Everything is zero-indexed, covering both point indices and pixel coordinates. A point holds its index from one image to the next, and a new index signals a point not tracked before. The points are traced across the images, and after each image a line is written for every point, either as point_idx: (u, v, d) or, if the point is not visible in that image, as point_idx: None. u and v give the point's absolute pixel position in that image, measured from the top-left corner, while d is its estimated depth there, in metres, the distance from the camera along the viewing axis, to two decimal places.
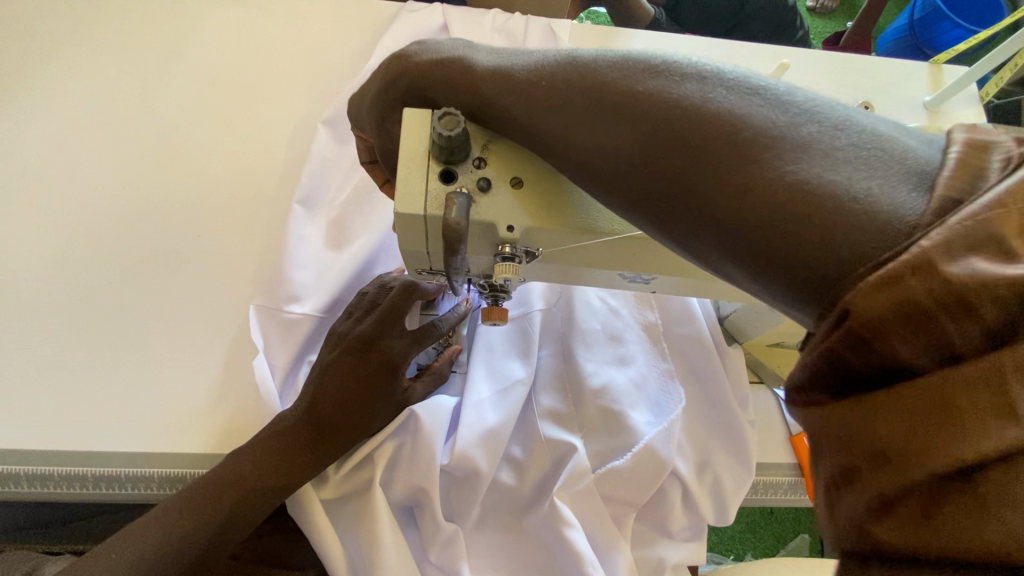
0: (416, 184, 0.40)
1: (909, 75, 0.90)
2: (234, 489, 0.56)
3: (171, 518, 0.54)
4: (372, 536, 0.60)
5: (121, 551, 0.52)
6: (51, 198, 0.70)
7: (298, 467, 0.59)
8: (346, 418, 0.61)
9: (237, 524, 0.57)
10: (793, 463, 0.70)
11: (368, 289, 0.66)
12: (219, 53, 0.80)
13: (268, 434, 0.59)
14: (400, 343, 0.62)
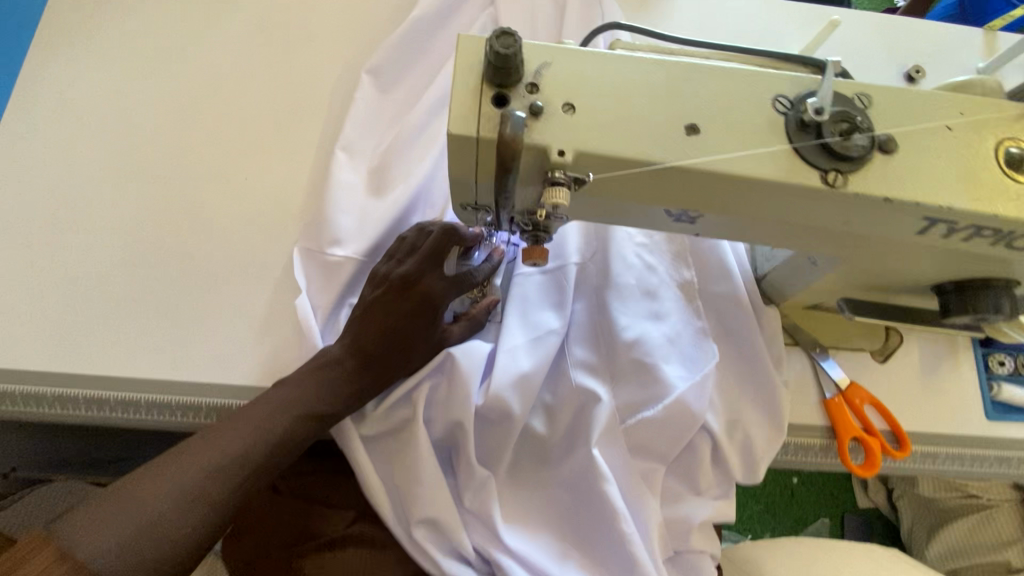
0: (470, 105, 0.40)
1: (965, 40, 0.86)
2: (283, 414, 0.59)
3: (226, 435, 0.57)
4: (409, 473, 0.64)
5: (181, 461, 0.56)
6: (107, 138, 0.73)
7: (343, 399, 0.61)
8: (386, 355, 0.62)
9: (286, 449, 0.59)
10: (826, 427, 0.69)
11: (408, 234, 0.67)
12: (266, 2, 0.81)
13: (312, 367, 0.62)
14: (440, 286, 0.63)
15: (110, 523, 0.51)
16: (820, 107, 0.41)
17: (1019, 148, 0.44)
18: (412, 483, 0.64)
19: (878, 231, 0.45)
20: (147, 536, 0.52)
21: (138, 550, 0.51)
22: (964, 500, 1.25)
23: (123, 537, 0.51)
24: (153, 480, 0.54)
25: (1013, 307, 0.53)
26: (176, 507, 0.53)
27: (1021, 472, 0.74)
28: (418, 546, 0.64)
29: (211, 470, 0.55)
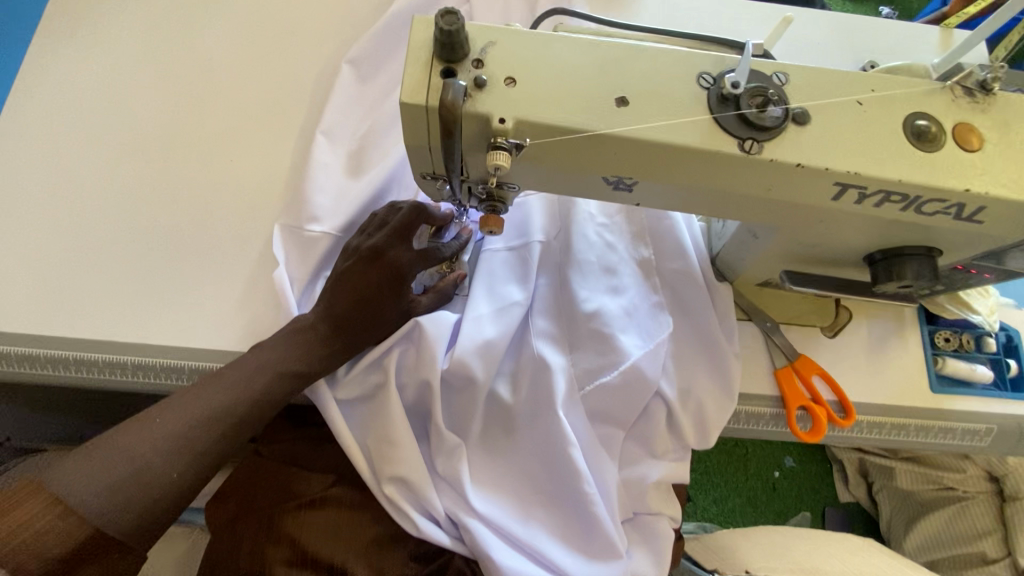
0: (420, 78, 0.45)
1: (919, 37, 0.90)
2: (262, 374, 0.64)
3: (209, 391, 0.62)
4: (382, 434, 0.68)
5: (166, 415, 0.60)
6: (102, 122, 0.78)
7: (318, 361, 0.66)
8: (358, 321, 0.67)
9: (266, 407, 0.63)
10: (776, 397, 0.74)
11: (381, 211, 0.71)
12: (256, 1, 0.87)
13: (289, 330, 0.66)
14: (408, 258, 0.68)
15: (101, 469, 0.55)
16: (736, 82, 0.46)
17: (926, 120, 0.49)
18: (383, 443, 0.68)
19: (799, 196, 0.50)
20: (136, 481, 0.56)
21: (128, 492, 0.55)
22: (939, 492, 1.27)
23: (112, 483, 0.55)
24: (140, 431, 0.58)
25: (934, 273, 0.57)
26: (163, 455, 0.58)
27: (964, 442, 0.77)
28: (392, 502, 0.68)
29: (196, 422, 0.60)
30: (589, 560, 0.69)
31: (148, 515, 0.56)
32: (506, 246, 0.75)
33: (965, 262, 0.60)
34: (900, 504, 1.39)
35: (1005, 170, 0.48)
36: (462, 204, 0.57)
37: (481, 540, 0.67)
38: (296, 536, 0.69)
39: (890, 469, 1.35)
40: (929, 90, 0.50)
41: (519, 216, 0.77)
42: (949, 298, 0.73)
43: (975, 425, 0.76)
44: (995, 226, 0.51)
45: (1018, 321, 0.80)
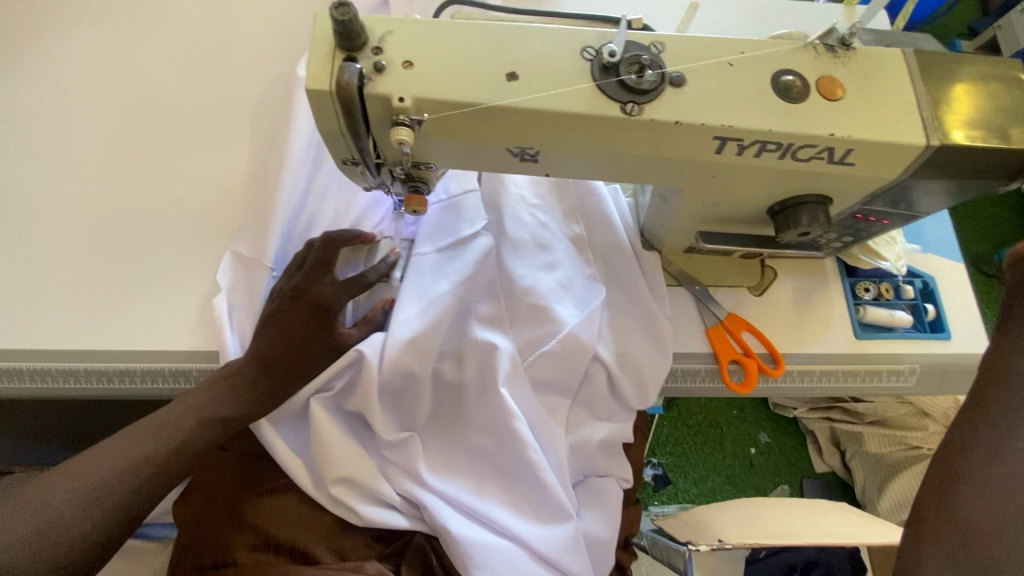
0: (323, 67, 0.49)
1: (822, 16, 0.97)
2: (191, 417, 0.65)
3: (130, 441, 0.62)
4: (319, 445, 0.71)
5: (84, 464, 0.59)
6: (54, 149, 0.83)
7: (247, 403, 0.69)
8: (286, 362, 0.70)
9: (190, 453, 0.64)
10: (708, 353, 0.78)
11: (300, 251, 0.75)
12: (197, 25, 0.92)
13: (221, 373, 0.69)
14: (329, 291, 0.71)
15: (6, 524, 0.53)
16: (614, 52, 0.51)
17: (791, 75, 0.54)
18: (321, 456, 0.71)
19: (683, 152, 0.54)
20: (41, 535, 0.54)
21: (34, 547, 0.53)
22: (907, 453, 1.34)
23: (26, 533, 0.53)
24: (61, 479, 0.58)
25: (828, 219, 0.62)
26: (82, 504, 0.56)
27: (892, 384, 0.82)
28: (339, 501, 0.71)
29: (113, 472, 0.59)
30: (544, 525, 0.72)
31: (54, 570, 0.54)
32: (435, 248, 0.77)
33: (860, 209, 0.65)
34: (870, 469, 1.43)
35: (865, 115, 0.54)
36: (386, 187, 0.61)
37: (437, 516, 0.70)
38: (255, 521, 0.71)
39: (859, 434, 1.41)
40: (792, 50, 0.55)
41: (450, 215, 0.78)
42: (861, 248, 0.80)
43: (897, 365, 0.81)
44: (865, 168, 0.56)
45: (931, 267, 0.86)
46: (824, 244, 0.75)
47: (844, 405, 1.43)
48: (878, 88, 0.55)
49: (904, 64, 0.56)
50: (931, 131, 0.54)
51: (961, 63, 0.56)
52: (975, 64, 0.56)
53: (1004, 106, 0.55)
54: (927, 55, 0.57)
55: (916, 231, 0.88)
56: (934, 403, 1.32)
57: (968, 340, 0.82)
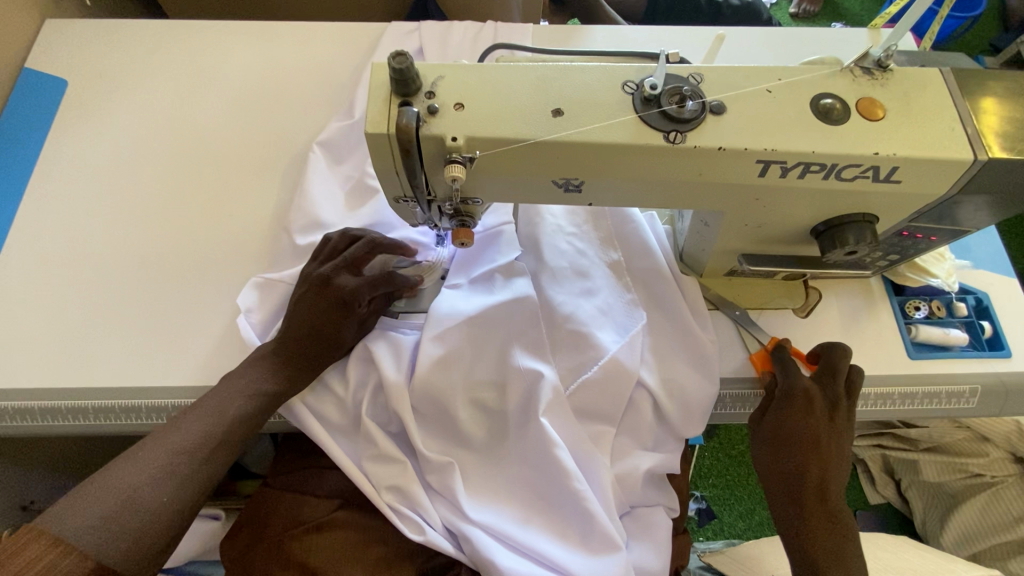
0: (381, 111, 0.52)
1: (848, 39, 0.98)
2: (237, 396, 0.69)
3: (187, 422, 0.66)
4: (375, 451, 0.72)
5: (148, 448, 0.63)
6: (119, 198, 0.89)
7: (285, 380, 0.72)
8: (313, 347, 0.74)
9: (243, 425, 0.68)
10: (754, 377, 0.78)
11: (332, 238, 0.79)
12: (249, 80, 1.00)
13: (257, 356, 0.73)
14: (355, 282, 0.75)
15: (92, 503, 0.57)
16: (655, 85, 0.53)
17: (830, 98, 0.55)
18: (375, 458, 0.72)
19: (726, 176, 0.55)
20: (122, 509, 0.57)
21: (119, 518, 0.57)
22: (967, 481, 1.26)
23: (106, 510, 0.57)
24: (131, 463, 0.61)
25: (875, 237, 0.61)
26: (153, 480, 0.60)
27: (953, 406, 0.78)
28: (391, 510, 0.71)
29: (178, 450, 0.63)
30: (590, 556, 0.70)
31: (145, 539, 0.57)
32: (467, 279, 0.79)
33: (907, 226, 0.65)
34: (930, 500, 1.35)
35: (908, 133, 0.54)
36: (435, 222, 0.63)
37: (482, 548, 0.69)
38: (305, 559, 0.72)
39: (914, 461, 1.33)
40: (828, 74, 0.56)
41: (486, 244, 0.81)
42: (908, 265, 0.80)
43: (957, 387, 0.78)
44: (913, 184, 0.56)
45: (984, 283, 0.84)
46: (870, 264, 0.74)
47: (896, 431, 1.32)
48: (918, 107, 0.55)
49: (943, 83, 0.57)
50: (978, 147, 0.54)
51: (1001, 80, 0.57)
52: (1015, 80, 0.56)
53: None
54: (967, 73, 0.57)
55: (962, 246, 0.87)
56: (991, 429, 1.20)
57: None
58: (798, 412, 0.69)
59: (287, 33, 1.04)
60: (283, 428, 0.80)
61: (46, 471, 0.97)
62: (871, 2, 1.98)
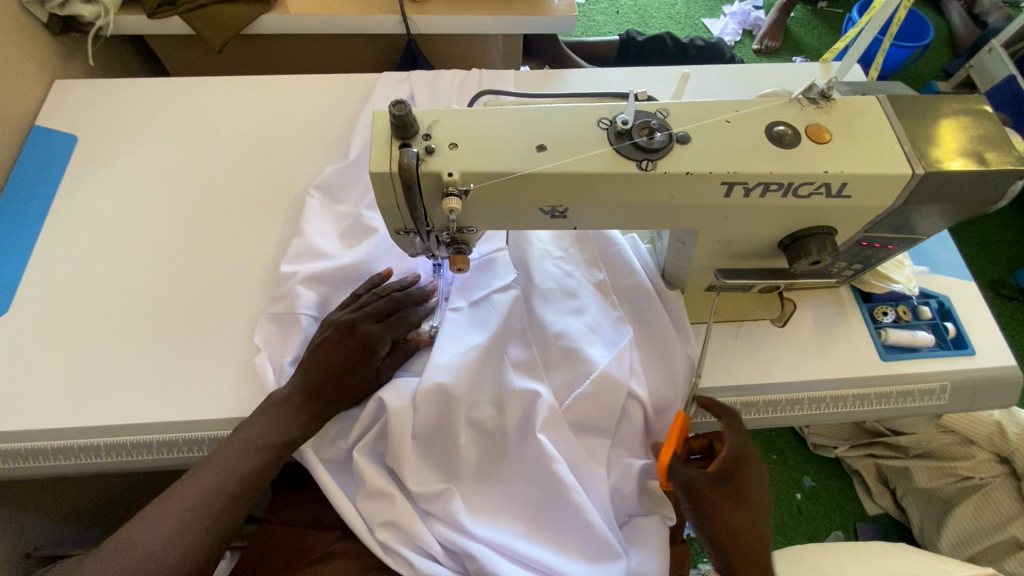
0: (383, 152, 0.58)
1: (802, 72, 1.08)
2: (249, 448, 0.72)
3: (198, 479, 0.70)
4: (370, 489, 0.75)
5: (167, 503, 0.68)
6: (128, 243, 0.94)
7: (297, 428, 0.75)
8: (327, 394, 0.77)
9: (253, 477, 0.71)
10: (738, 384, 0.83)
11: (359, 288, 0.85)
12: (249, 129, 1.06)
13: (274, 402, 0.76)
14: (376, 329, 0.79)
15: (113, 564, 0.63)
16: (626, 120, 0.60)
17: (782, 126, 0.62)
18: (375, 492, 0.75)
19: (695, 198, 0.62)
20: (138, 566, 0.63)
21: None
22: (960, 484, 1.28)
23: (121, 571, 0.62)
24: (149, 521, 0.66)
25: (836, 247, 0.67)
26: (166, 539, 0.65)
27: (924, 403, 0.83)
28: (385, 547, 0.74)
29: (192, 506, 0.68)
30: (594, 565, 0.73)
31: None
32: (468, 302, 0.83)
33: (865, 237, 0.71)
34: (925, 507, 1.36)
35: (851, 153, 0.61)
36: (434, 251, 0.68)
37: (487, 564, 0.71)
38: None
39: (906, 470, 1.37)
40: (779, 105, 0.64)
41: (483, 271, 0.86)
42: (872, 273, 0.86)
43: (928, 385, 0.83)
44: (861, 198, 0.63)
45: (944, 287, 0.90)
46: (836, 273, 0.81)
47: (885, 439, 1.40)
48: (859, 131, 0.62)
49: (881, 109, 0.64)
50: (914, 161, 0.61)
51: (929, 105, 0.64)
52: (942, 104, 0.64)
53: (975, 136, 0.62)
54: (900, 99, 0.65)
55: (921, 254, 0.94)
56: (973, 428, 1.24)
57: (994, 355, 0.84)
58: (732, 450, 0.74)
59: (285, 85, 1.12)
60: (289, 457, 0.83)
61: (50, 515, 0.97)
62: (828, 37, 2.13)
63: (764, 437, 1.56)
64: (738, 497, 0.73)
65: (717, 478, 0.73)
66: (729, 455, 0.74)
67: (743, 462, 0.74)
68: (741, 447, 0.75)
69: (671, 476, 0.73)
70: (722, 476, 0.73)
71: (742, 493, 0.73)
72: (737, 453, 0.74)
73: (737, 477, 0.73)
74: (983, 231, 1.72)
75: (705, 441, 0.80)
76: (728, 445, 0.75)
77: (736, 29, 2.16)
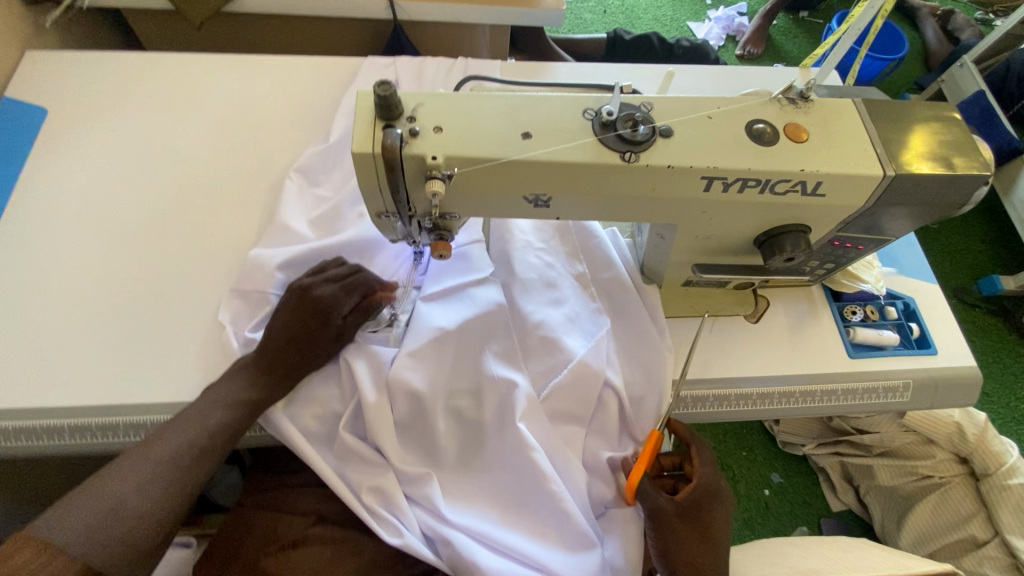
0: (367, 133, 0.58)
1: (782, 76, 1.10)
2: (217, 406, 0.72)
3: (171, 433, 0.70)
4: (358, 459, 0.76)
5: (135, 458, 0.68)
6: (99, 220, 0.91)
7: (263, 388, 0.75)
8: (294, 353, 0.77)
9: (226, 433, 0.72)
10: (711, 378, 0.85)
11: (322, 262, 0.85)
12: (228, 108, 1.04)
13: (241, 364, 0.76)
14: (330, 296, 0.79)
15: (80, 513, 0.62)
16: (611, 111, 0.60)
17: (762, 123, 0.63)
18: (361, 465, 0.76)
19: (676, 191, 0.63)
20: (107, 516, 0.62)
21: (105, 526, 0.62)
22: (920, 483, 1.33)
23: (89, 520, 0.61)
24: (117, 474, 0.66)
25: (809, 245, 0.69)
26: (136, 490, 0.65)
27: (889, 400, 0.86)
28: (371, 512, 0.74)
29: (161, 459, 0.68)
30: (568, 552, 0.74)
31: (132, 544, 0.63)
32: (441, 289, 0.83)
33: (837, 237, 0.73)
34: (887, 503, 1.41)
35: (827, 152, 0.63)
36: (415, 236, 0.68)
37: (464, 550, 0.72)
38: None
39: (870, 467, 1.40)
40: (759, 103, 0.65)
41: (462, 260, 0.86)
42: (843, 273, 0.89)
43: (892, 382, 0.86)
44: (836, 197, 0.65)
45: (910, 288, 0.93)
46: (808, 271, 0.83)
47: (850, 438, 1.42)
48: (836, 132, 0.64)
49: (857, 112, 0.66)
50: (887, 164, 0.63)
51: (902, 110, 0.67)
52: (916, 110, 0.66)
53: (946, 142, 0.64)
54: (875, 103, 0.67)
55: (889, 256, 0.97)
56: (935, 430, 1.28)
57: (955, 355, 0.88)
58: (701, 479, 0.76)
59: (267, 66, 1.09)
60: (260, 442, 0.81)
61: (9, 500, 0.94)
62: (807, 46, 2.18)
63: (735, 433, 1.60)
64: (700, 526, 0.74)
65: (683, 504, 0.74)
66: (697, 485, 0.76)
67: (708, 493, 0.76)
68: (708, 478, 0.77)
69: (640, 499, 0.74)
70: (687, 503, 0.74)
71: (705, 522, 0.74)
72: (704, 485, 0.76)
73: (703, 506, 0.75)
74: (947, 239, 1.79)
75: (676, 460, 0.81)
76: (700, 475, 0.76)
77: (720, 34, 2.19)
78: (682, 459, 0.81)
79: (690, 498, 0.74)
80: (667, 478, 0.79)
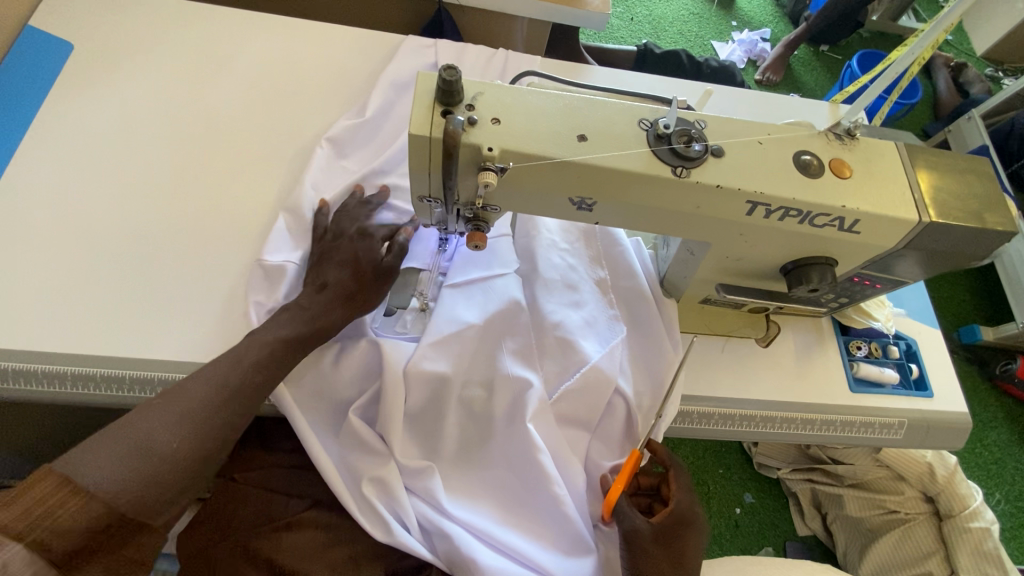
0: (426, 115, 0.57)
1: (812, 109, 1.12)
2: (253, 348, 0.70)
3: (202, 376, 0.67)
4: (362, 447, 0.75)
5: (165, 397, 0.64)
6: (118, 167, 0.88)
7: (300, 331, 0.73)
8: (337, 288, 0.77)
9: (257, 376, 0.69)
10: (716, 398, 0.86)
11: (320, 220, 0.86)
12: (260, 68, 1.02)
13: (279, 315, 0.75)
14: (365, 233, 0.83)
15: (107, 448, 0.58)
16: (668, 125, 0.60)
17: (809, 155, 0.64)
18: (363, 454, 0.75)
19: (718, 212, 0.64)
20: (135, 451, 0.58)
21: (129, 462, 0.58)
22: (886, 517, 1.37)
23: (116, 454, 0.58)
24: (146, 413, 0.62)
25: (834, 279, 0.71)
26: (165, 427, 0.61)
27: (883, 436, 0.89)
28: (368, 502, 0.73)
29: (192, 398, 0.64)
30: (565, 555, 0.75)
31: (155, 484, 0.58)
32: (462, 280, 0.83)
33: (857, 274, 0.75)
34: (852, 535, 1.44)
35: (868, 193, 0.64)
36: (452, 224, 0.68)
37: (460, 545, 0.71)
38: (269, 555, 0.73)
39: (840, 497, 1.44)
40: (808, 135, 0.66)
41: (487, 253, 0.86)
42: (854, 308, 0.90)
43: (887, 419, 0.88)
44: (868, 237, 0.66)
45: (913, 330, 0.96)
46: (824, 302, 0.84)
47: (825, 467, 1.46)
48: (877, 172, 0.65)
49: (899, 156, 0.67)
50: (923, 210, 0.64)
51: (941, 159, 0.68)
52: (955, 161, 0.68)
53: (980, 195, 0.66)
54: (916, 148, 0.68)
55: (896, 297, 0.99)
56: (907, 468, 1.33)
57: (948, 400, 0.91)
58: (677, 503, 0.75)
59: (304, 30, 1.07)
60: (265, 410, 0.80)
61: None
62: (825, 81, 2.21)
63: (714, 450, 1.62)
64: (672, 547, 0.72)
65: (657, 525, 0.72)
66: (675, 508, 0.74)
67: (686, 517, 0.74)
68: (686, 501, 0.75)
69: (617, 519, 0.75)
70: (659, 523, 0.72)
71: (679, 545, 0.72)
72: (682, 509, 0.74)
73: (678, 529, 0.73)
74: (935, 285, 1.84)
75: (654, 481, 0.81)
76: (677, 499, 0.75)
77: (742, 57, 2.21)
78: (660, 481, 0.80)
79: (664, 520, 0.73)
80: (643, 499, 0.80)
